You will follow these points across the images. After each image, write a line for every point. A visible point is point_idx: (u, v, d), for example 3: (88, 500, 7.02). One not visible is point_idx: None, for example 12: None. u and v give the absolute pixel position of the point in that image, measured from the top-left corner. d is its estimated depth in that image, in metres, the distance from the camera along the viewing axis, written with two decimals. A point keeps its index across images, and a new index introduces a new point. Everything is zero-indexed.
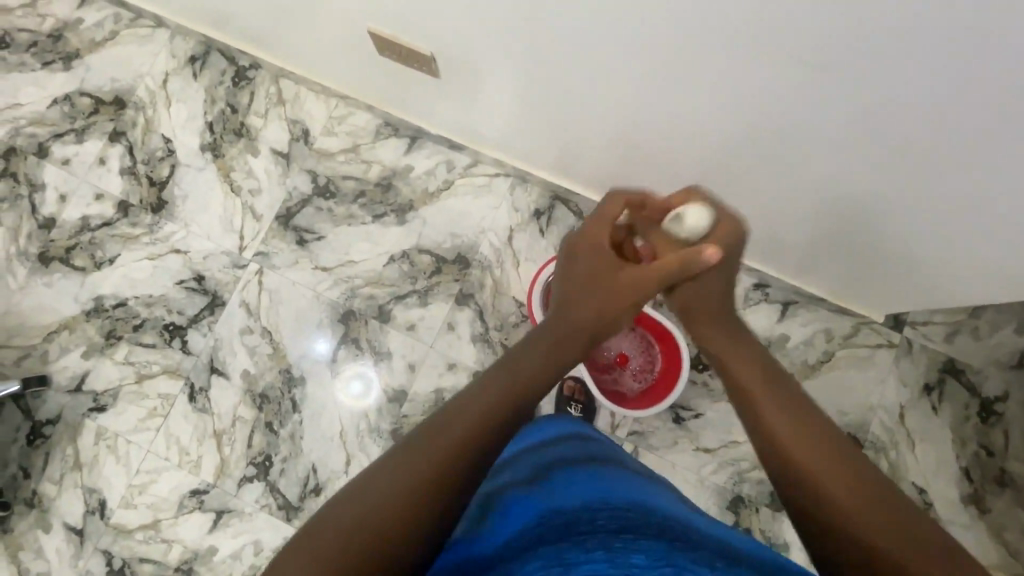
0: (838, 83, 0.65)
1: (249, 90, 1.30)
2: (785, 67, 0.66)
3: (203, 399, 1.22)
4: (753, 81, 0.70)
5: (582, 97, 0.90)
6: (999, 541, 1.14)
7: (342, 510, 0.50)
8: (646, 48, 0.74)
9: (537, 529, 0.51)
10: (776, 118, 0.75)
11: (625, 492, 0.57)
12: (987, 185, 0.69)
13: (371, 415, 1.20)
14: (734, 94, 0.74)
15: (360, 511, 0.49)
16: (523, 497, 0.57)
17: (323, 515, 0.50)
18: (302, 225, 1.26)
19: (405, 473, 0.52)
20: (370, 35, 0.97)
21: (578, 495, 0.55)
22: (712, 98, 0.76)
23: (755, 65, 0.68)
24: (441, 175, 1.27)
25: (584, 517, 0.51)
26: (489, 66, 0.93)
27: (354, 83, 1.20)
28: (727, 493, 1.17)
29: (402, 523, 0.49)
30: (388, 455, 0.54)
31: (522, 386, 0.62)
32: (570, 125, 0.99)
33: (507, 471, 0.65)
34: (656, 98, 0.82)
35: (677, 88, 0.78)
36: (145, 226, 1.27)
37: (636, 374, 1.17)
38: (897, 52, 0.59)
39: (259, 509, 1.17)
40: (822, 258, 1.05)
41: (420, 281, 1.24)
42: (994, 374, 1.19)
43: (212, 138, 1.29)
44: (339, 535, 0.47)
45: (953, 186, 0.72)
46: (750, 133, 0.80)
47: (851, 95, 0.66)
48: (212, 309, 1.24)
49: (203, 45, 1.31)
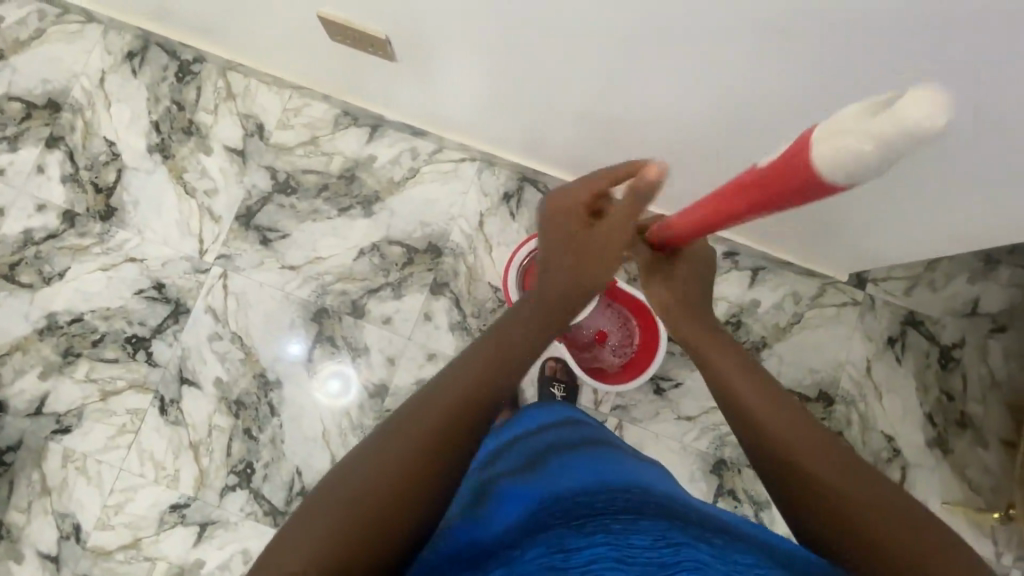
0: (821, 68, 0.67)
1: (195, 85, 1.23)
2: (790, 55, 0.66)
3: (175, 411, 1.17)
4: (738, 60, 0.70)
5: (571, 83, 0.88)
6: (962, 479, 1.21)
7: (359, 476, 0.48)
8: (624, 17, 0.70)
9: (539, 516, 0.50)
10: (760, 99, 0.75)
11: (624, 474, 0.56)
12: (952, 167, 0.74)
13: (354, 412, 1.18)
14: (724, 76, 0.74)
15: (336, 508, 0.46)
16: (520, 484, 0.57)
17: (338, 471, 0.49)
18: (264, 224, 1.22)
19: (390, 453, 0.49)
20: (322, 21, 0.93)
21: (578, 479, 0.54)
22: (694, 75, 0.76)
23: (740, 43, 0.68)
24: (406, 163, 1.24)
25: (585, 500, 0.51)
26: (461, 45, 0.89)
27: (307, 73, 1.16)
28: (710, 458, 1.20)
29: (387, 509, 0.47)
30: (390, 421, 0.52)
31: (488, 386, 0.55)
32: (540, 103, 0.97)
33: (500, 459, 0.64)
34: (655, 82, 0.80)
35: (681, 70, 0.76)
36: (95, 235, 1.20)
37: (615, 348, 1.17)
38: (901, 55, 0.61)
39: (245, 517, 1.14)
40: (793, 226, 1.08)
41: (393, 273, 1.21)
42: (951, 322, 1.25)
43: (159, 137, 1.23)
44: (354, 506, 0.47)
45: (923, 170, 0.76)
46: (748, 121, 0.80)
47: (826, 75, 0.67)
48: (176, 317, 1.19)
49: (140, 39, 1.23)
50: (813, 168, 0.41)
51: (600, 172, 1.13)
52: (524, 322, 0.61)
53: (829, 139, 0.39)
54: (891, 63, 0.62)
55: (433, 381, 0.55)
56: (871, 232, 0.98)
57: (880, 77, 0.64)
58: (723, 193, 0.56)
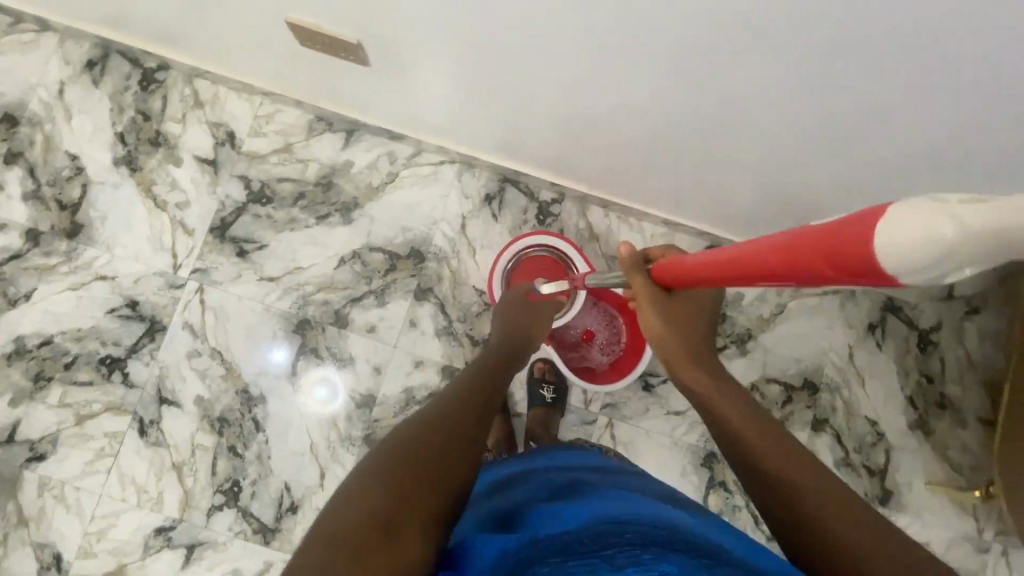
0: (793, 55, 0.65)
1: (160, 94, 1.19)
2: (762, 45, 0.65)
3: (156, 432, 1.14)
4: (712, 51, 0.69)
5: (567, 82, 0.85)
6: (943, 459, 1.25)
7: (386, 461, 0.52)
8: (609, 17, 0.69)
9: (567, 539, 0.49)
10: (735, 88, 0.74)
11: (647, 505, 0.54)
12: (926, 147, 0.74)
13: (341, 423, 1.16)
14: (694, 69, 0.73)
15: (365, 499, 0.48)
16: (547, 508, 0.56)
17: (368, 460, 0.53)
18: (240, 235, 1.18)
19: (412, 443, 0.54)
20: (289, 26, 0.90)
21: (603, 506, 0.54)
22: (669, 68, 0.75)
23: (719, 36, 0.66)
24: (384, 168, 1.21)
25: (612, 529, 0.49)
26: (445, 46, 0.85)
27: (277, 79, 1.12)
28: (701, 451, 1.21)
29: (408, 493, 0.49)
30: (412, 417, 0.59)
31: (482, 394, 0.68)
32: (529, 104, 0.94)
33: (522, 488, 0.64)
34: (652, 79, 0.78)
35: (664, 67, 0.75)
36: (61, 254, 1.15)
37: (603, 347, 1.17)
38: (914, 49, 0.59)
39: (234, 537, 1.12)
40: (769, 222, 1.07)
41: (376, 281, 1.19)
42: (929, 306, 1.27)
43: (125, 149, 1.18)
44: (377, 492, 0.48)
45: (898, 151, 0.76)
46: (718, 108, 0.80)
47: (799, 64, 0.67)
48: (152, 335, 1.15)
49: (100, 47, 1.18)
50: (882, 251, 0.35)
51: (580, 168, 1.12)
52: (499, 354, 0.84)
53: (911, 220, 0.33)
54: (864, 49, 0.61)
55: (444, 393, 0.67)
56: None
57: (852, 62, 0.64)
58: (753, 246, 0.49)
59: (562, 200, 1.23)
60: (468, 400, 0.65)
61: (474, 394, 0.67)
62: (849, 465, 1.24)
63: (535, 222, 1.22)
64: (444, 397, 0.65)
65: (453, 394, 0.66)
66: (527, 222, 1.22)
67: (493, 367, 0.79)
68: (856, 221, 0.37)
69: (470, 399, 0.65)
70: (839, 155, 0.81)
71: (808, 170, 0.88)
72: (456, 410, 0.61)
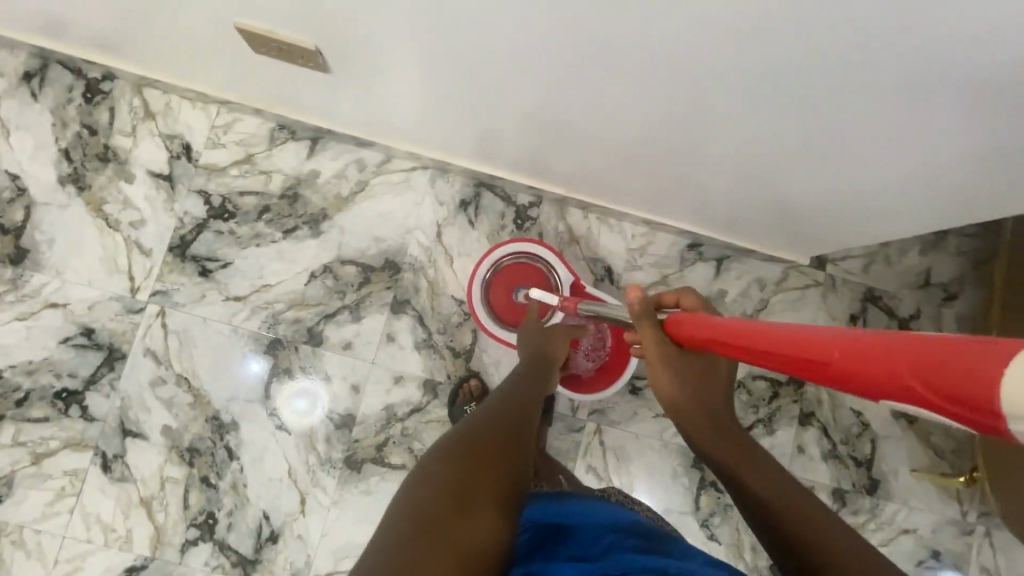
0: (785, 54, 0.61)
1: (107, 106, 1.11)
2: (751, 47, 0.61)
3: (120, 467, 1.07)
4: (699, 52, 0.65)
5: (547, 84, 0.80)
6: (927, 445, 1.25)
7: (456, 449, 0.56)
8: (587, 23, 0.65)
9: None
10: (721, 89, 0.70)
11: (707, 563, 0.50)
12: (911, 146, 0.71)
13: (320, 445, 1.11)
14: (678, 70, 0.69)
15: (441, 478, 0.52)
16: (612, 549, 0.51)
17: (438, 448, 0.57)
18: (202, 253, 1.12)
19: (474, 437, 0.59)
20: (240, 32, 0.84)
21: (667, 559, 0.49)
22: (653, 71, 0.71)
23: (702, 39, 0.62)
24: (353, 176, 1.16)
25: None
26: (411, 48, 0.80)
27: (232, 88, 1.06)
28: (690, 453, 1.19)
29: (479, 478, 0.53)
30: (470, 418, 0.64)
31: (522, 403, 0.73)
32: (504, 104, 0.89)
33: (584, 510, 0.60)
34: (632, 79, 0.74)
35: (647, 70, 0.71)
36: (6, 282, 1.07)
37: (588, 353, 1.10)
38: (915, 48, 0.56)
39: (211, 571, 1.06)
40: (750, 217, 1.06)
41: (349, 295, 1.14)
42: (908, 295, 1.27)
43: (71, 167, 1.10)
44: (451, 472, 0.53)
45: (882, 150, 0.74)
46: (702, 107, 0.75)
47: (789, 64, 0.63)
48: (112, 364, 1.08)
49: (37, 58, 1.10)
50: (998, 396, 0.26)
51: (558, 171, 1.08)
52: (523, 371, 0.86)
53: None
54: (859, 49, 0.58)
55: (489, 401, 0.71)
56: (824, 213, 0.97)
57: (847, 60, 0.60)
58: (811, 329, 0.41)
59: (539, 203, 1.20)
60: (511, 409, 0.69)
61: (514, 402, 0.72)
62: (837, 457, 1.24)
63: (513, 227, 1.19)
64: (490, 404, 0.70)
65: (493, 403, 0.69)
66: (504, 227, 1.18)
67: (522, 379, 0.83)
68: (970, 346, 0.28)
69: (513, 407, 0.70)
70: (823, 151, 0.78)
71: (789, 166, 0.85)
72: (505, 415, 0.67)
